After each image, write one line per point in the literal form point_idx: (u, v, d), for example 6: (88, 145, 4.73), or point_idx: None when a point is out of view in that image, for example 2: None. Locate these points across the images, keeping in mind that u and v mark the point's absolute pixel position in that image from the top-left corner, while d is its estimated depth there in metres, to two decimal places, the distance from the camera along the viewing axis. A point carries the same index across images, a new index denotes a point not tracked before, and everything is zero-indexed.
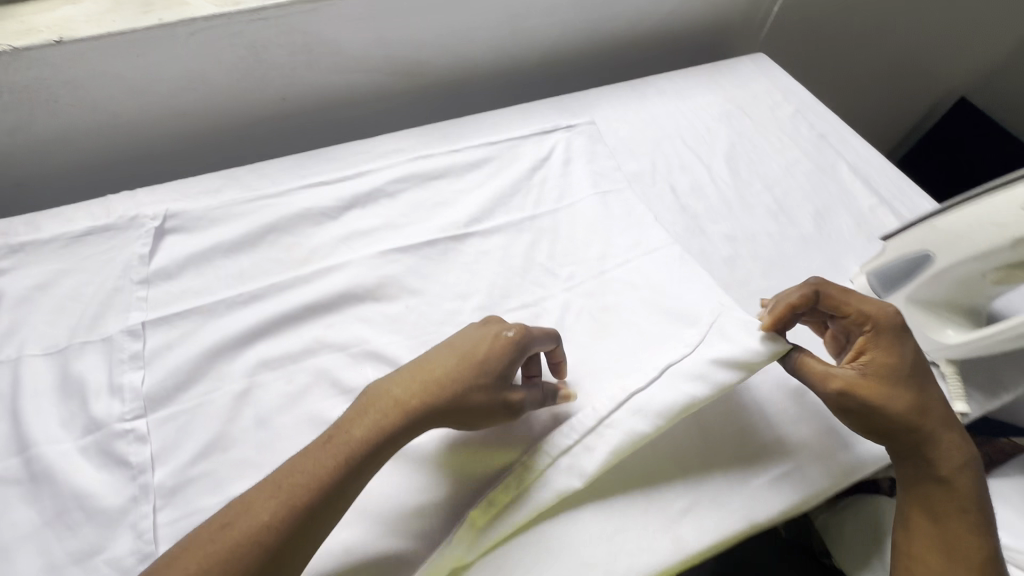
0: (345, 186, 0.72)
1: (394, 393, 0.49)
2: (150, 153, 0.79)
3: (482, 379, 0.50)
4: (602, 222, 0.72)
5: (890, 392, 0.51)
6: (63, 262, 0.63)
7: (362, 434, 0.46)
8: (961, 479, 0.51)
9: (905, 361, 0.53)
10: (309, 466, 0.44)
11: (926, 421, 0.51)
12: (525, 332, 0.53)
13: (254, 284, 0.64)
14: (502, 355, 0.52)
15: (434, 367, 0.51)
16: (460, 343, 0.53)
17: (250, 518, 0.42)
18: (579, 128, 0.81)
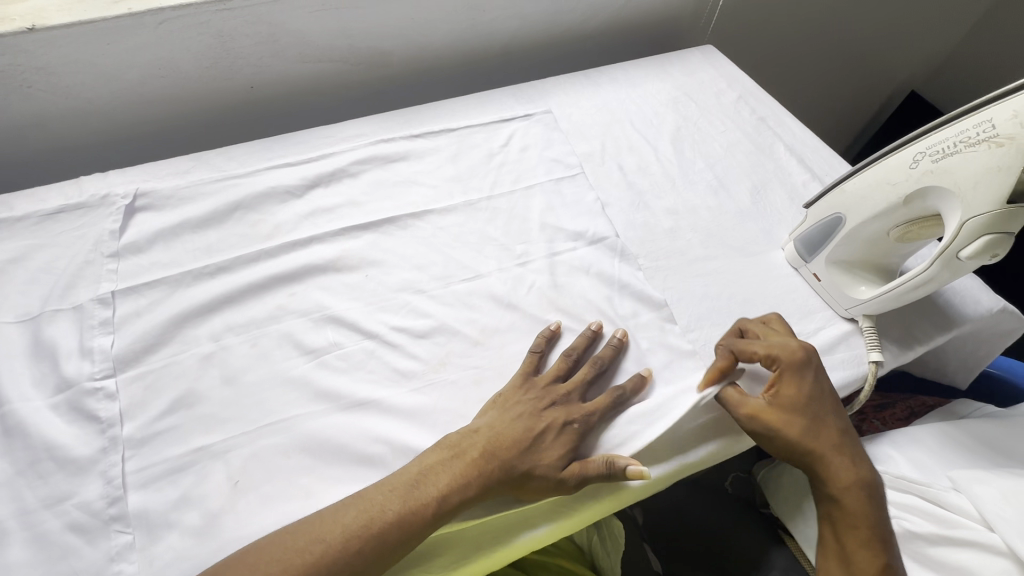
0: (310, 167, 0.76)
1: (483, 461, 0.52)
2: (123, 140, 0.83)
3: (557, 457, 0.53)
4: (552, 200, 0.77)
5: (788, 427, 0.55)
6: (35, 238, 0.67)
7: (443, 489, 0.50)
8: (858, 497, 0.55)
9: (802, 393, 0.56)
10: (406, 502, 0.49)
11: (819, 449, 0.55)
12: (588, 423, 0.56)
13: (221, 257, 0.68)
14: (574, 434, 0.55)
15: (514, 436, 0.53)
16: (537, 415, 0.55)
17: (335, 532, 0.47)
18: (535, 117, 0.87)
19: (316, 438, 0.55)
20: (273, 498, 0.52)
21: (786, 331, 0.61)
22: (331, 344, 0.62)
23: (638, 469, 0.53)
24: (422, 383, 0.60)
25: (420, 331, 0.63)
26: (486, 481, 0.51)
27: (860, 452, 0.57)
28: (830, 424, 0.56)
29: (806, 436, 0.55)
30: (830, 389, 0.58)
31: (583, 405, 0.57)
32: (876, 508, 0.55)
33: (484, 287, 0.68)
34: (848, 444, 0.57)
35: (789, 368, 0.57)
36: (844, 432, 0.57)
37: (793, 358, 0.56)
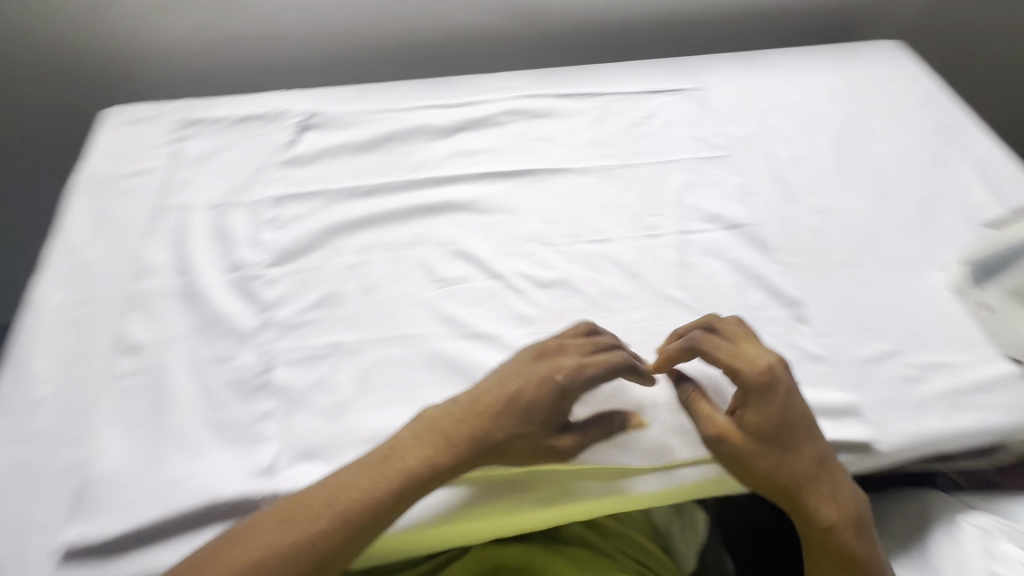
0: (460, 112, 0.80)
1: (421, 430, 0.50)
2: (301, 66, 0.90)
3: (523, 422, 0.50)
4: (692, 179, 0.75)
5: (762, 457, 0.51)
6: (226, 138, 0.76)
7: (410, 466, 0.48)
8: (850, 535, 0.51)
9: (770, 422, 0.51)
10: (367, 482, 0.47)
11: (797, 481, 0.51)
12: (575, 381, 0.52)
13: (373, 180, 0.73)
14: (558, 396, 0.51)
15: (444, 410, 0.51)
16: (478, 385, 0.53)
17: (306, 523, 0.45)
18: (685, 93, 0.84)
19: (437, 358, 0.59)
20: (393, 401, 0.57)
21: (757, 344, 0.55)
22: (459, 276, 0.65)
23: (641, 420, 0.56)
24: (539, 329, 0.62)
25: (544, 281, 0.65)
26: (444, 454, 0.49)
27: (843, 484, 0.52)
28: (807, 453, 0.51)
29: (781, 468, 0.51)
30: (805, 414, 0.52)
31: (573, 365, 0.53)
32: (861, 542, 0.51)
33: (611, 251, 0.68)
34: (831, 476, 0.52)
35: (750, 388, 0.52)
36: (827, 465, 0.52)
37: (754, 377, 0.52)
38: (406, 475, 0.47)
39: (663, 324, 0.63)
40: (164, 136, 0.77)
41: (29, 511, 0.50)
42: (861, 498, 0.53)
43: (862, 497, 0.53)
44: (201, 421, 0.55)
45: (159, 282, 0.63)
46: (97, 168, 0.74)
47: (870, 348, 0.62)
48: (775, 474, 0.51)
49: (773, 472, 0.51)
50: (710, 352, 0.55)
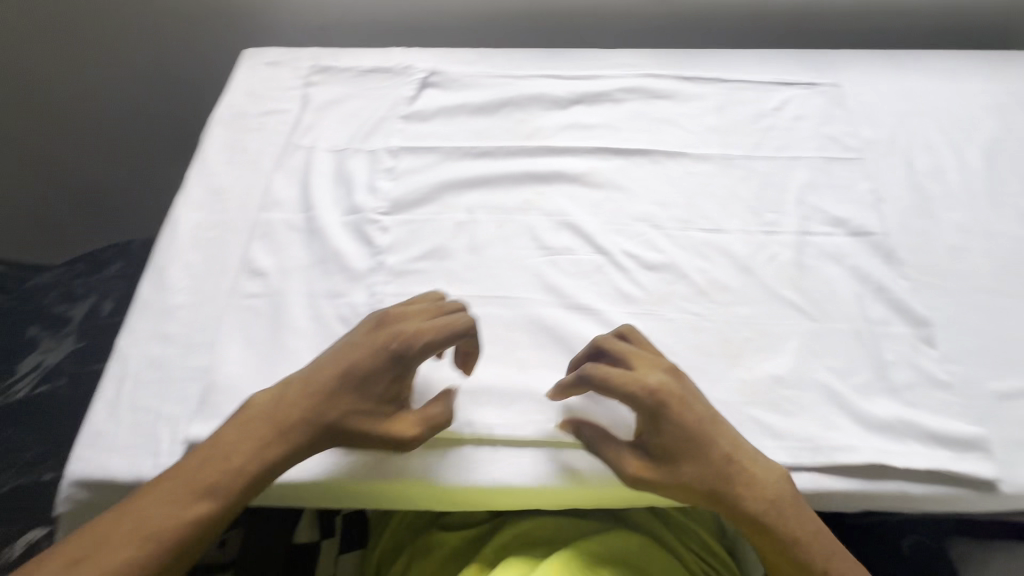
0: (578, 84, 0.79)
1: (252, 422, 0.49)
2: (423, 25, 0.91)
3: (357, 401, 0.50)
4: (818, 178, 0.71)
5: (675, 475, 0.49)
6: (351, 87, 0.79)
7: (246, 454, 0.48)
8: (782, 519, 0.49)
9: (672, 441, 0.49)
10: (209, 474, 0.47)
11: (716, 482, 0.49)
12: (407, 347, 0.51)
13: (487, 143, 0.74)
14: (395, 363, 0.51)
15: (279, 398, 0.50)
16: (314, 367, 0.52)
17: (145, 522, 0.45)
18: (820, 87, 0.79)
19: (536, 323, 0.60)
20: (489, 358, 0.58)
21: (651, 361, 0.52)
22: (565, 248, 0.65)
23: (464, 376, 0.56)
24: (640, 310, 0.61)
25: (650, 263, 0.64)
26: (283, 442, 0.49)
27: (757, 466, 0.50)
28: (715, 450, 0.49)
29: (699, 478, 0.49)
30: (699, 420, 0.50)
31: (406, 332, 0.51)
32: (797, 525, 0.49)
33: (722, 242, 0.66)
34: (745, 464, 0.50)
35: (642, 412, 0.49)
36: (731, 456, 0.50)
37: (641, 400, 0.49)
38: (250, 470, 0.48)
39: (771, 323, 0.60)
40: (295, 80, 0.81)
41: (163, 402, 0.56)
42: (781, 473, 0.51)
43: (783, 471, 0.51)
44: (312, 349, 0.58)
45: (283, 216, 0.67)
46: (234, 104, 0.79)
47: (1003, 383, 0.57)
48: (681, 482, 0.49)
49: (684, 482, 0.49)
50: (608, 374, 0.50)
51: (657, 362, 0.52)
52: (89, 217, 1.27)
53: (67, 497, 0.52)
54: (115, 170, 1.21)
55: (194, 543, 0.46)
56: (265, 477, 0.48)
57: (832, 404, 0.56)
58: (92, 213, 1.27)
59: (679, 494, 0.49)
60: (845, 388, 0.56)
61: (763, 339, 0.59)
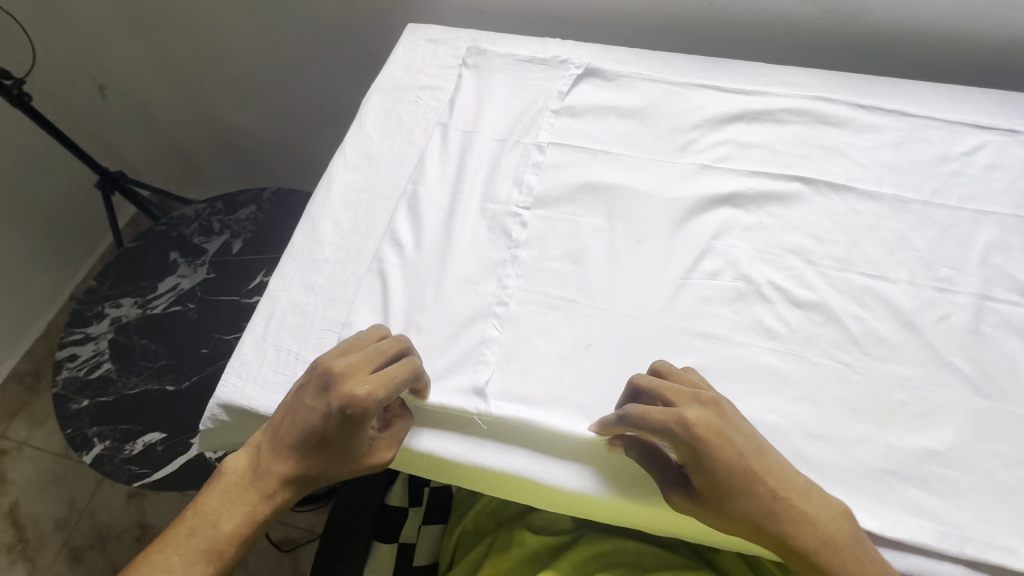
0: (740, 99, 0.75)
1: (234, 489, 0.51)
2: (582, 19, 0.91)
3: (325, 455, 0.51)
4: (1009, 240, 0.63)
5: (725, 507, 0.47)
6: (507, 75, 0.79)
7: (237, 515, 0.50)
8: (833, 560, 0.45)
9: (718, 480, 0.46)
10: (207, 538, 0.50)
11: (766, 514, 0.46)
12: (365, 410, 0.48)
13: (635, 149, 0.72)
14: (352, 423, 0.49)
15: (256, 465, 0.51)
16: (275, 426, 0.52)
17: None
18: (1022, 137, 0.70)
19: (665, 344, 0.58)
20: (611, 372, 0.57)
21: (692, 396, 0.49)
22: (706, 269, 0.62)
23: (423, 390, 0.54)
24: (782, 349, 0.57)
25: (799, 300, 0.59)
26: (265, 504, 0.51)
27: (803, 495, 0.47)
28: (762, 484, 0.47)
29: (749, 512, 0.46)
30: (740, 455, 0.47)
31: (353, 394, 0.48)
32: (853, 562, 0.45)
33: (886, 292, 0.60)
34: (792, 498, 0.47)
35: (684, 450, 0.47)
36: (778, 493, 0.47)
37: (679, 437, 0.47)
38: (238, 532, 0.50)
39: (933, 391, 0.54)
40: (454, 61, 0.83)
41: (302, 347, 0.59)
42: (840, 511, 0.47)
43: (843, 509, 0.47)
44: (439, 328, 0.59)
45: (428, 191, 0.69)
46: (393, 76, 0.82)
47: None
48: (723, 515, 0.47)
49: (726, 515, 0.47)
50: (645, 414, 0.48)
51: (695, 400, 0.49)
52: (251, 160, 1.44)
53: (212, 417, 0.57)
54: (268, 124, 1.34)
55: None
56: (257, 531, 0.51)
57: (996, 497, 0.50)
58: (255, 157, 1.44)
59: (723, 525, 0.48)
60: (1014, 481, 0.50)
61: (922, 405, 0.53)
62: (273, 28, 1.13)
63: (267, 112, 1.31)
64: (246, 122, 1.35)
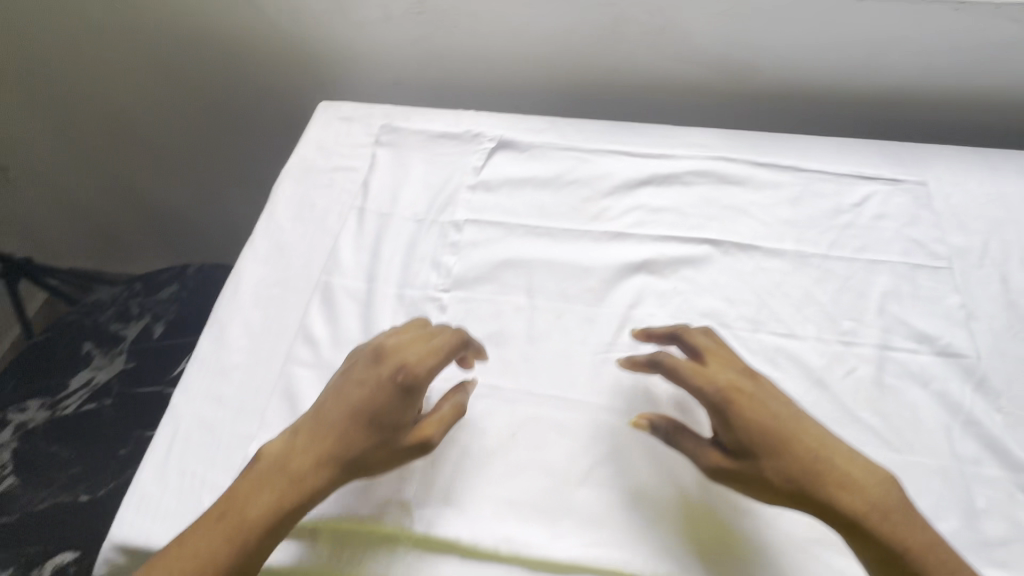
0: (648, 164, 0.78)
1: (264, 476, 0.49)
2: (496, 89, 0.94)
3: (368, 435, 0.49)
4: (901, 288, 0.66)
5: (768, 469, 0.48)
6: (421, 152, 0.79)
7: (263, 506, 0.47)
8: (885, 523, 0.46)
9: (765, 431, 0.48)
10: (223, 538, 0.46)
11: (814, 474, 0.47)
12: (417, 376, 0.50)
13: (550, 221, 0.73)
14: (404, 394, 0.50)
15: (291, 448, 0.50)
16: (320, 409, 0.51)
17: None
18: (903, 185, 0.75)
19: (589, 427, 0.57)
20: (537, 464, 0.55)
21: (728, 359, 0.54)
22: (626, 341, 0.63)
23: (474, 356, 0.58)
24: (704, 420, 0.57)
25: None
26: (298, 490, 0.48)
27: (854, 462, 0.48)
28: (806, 439, 0.49)
29: (800, 469, 0.47)
30: (784, 408, 0.50)
31: (406, 362, 0.51)
32: (909, 528, 0.46)
33: (797, 351, 0.62)
34: (843, 461, 0.48)
35: (715, 407, 0.50)
36: (828, 453, 0.48)
37: (714, 392, 0.50)
38: (262, 521, 0.47)
39: None
40: (367, 138, 0.83)
41: (209, 468, 0.55)
42: (884, 479, 0.48)
43: (889, 477, 0.48)
44: None
45: (344, 281, 0.67)
46: (306, 158, 0.81)
47: None
48: (763, 476, 0.48)
49: (765, 477, 0.48)
50: (681, 368, 0.52)
51: (734, 359, 0.54)
52: (170, 240, 1.37)
53: (105, 561, 0.52)
54: (183, 196, 1.28)
55: None
56: (280, 528, 0.47)
57: None
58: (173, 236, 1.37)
59: (761, 492, 0.48)
60: None
61: None
62: (180, 99, 1.10)
63: (181, 184, 1.26)
64: (161, 196, 1.29)
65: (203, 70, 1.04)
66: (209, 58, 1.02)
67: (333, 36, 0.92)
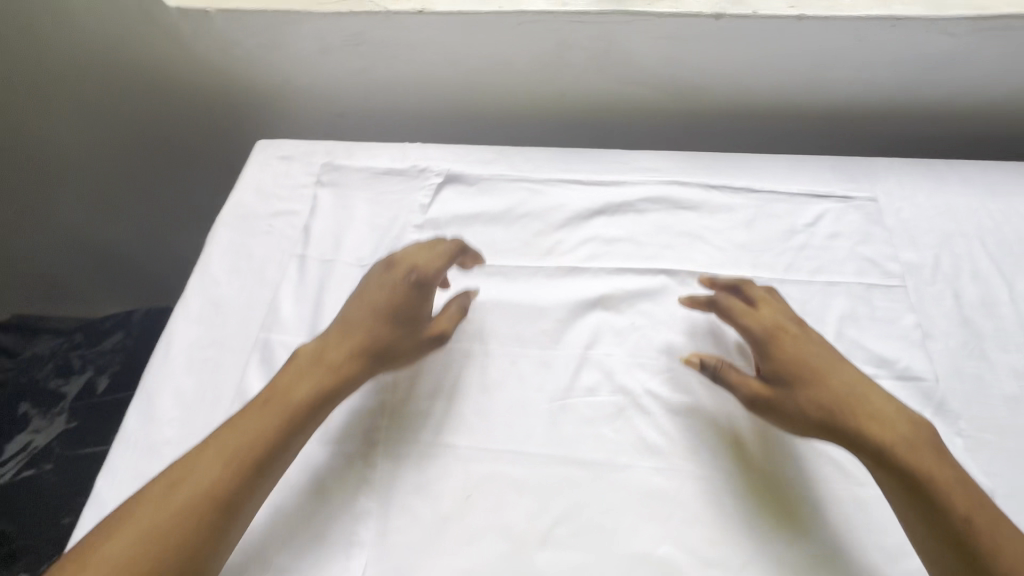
0: (600, 193, 0.76)
1: (304, 369, 0.55)
2: (445, 118, 0.92)
3: (392, 328, 0.58)
4: (858, 311, 0.66)
5: (806, 395, 0.53)
6: (365, 191, 0.76)
7: (303, 395, 0.53)
8: (915, 455, 0.50)
9: (806, 364, 0.55)
10: (264, 425, 0.50)
11: (848, 407, 0.52)
12: (428, 273, 0.61)
13: (502, 258, 0.70)
14: (418, 290, 0.60)
15: (320, 353, 0.56)
16: (346, 313, 0.59)
17: (202, 482, 0.47)
18: (855, 201, 0.75)
19: (548, 482, 0.54)
20: (494, 528, 0.52)
21: (779, 303, 0.61)
22: (584, 385, 0.60)
23: (474, 258, 0.67)
24: (666, 466, 0.55)
25: (676, 406, 0.59)
26: (332, 378, 0.54)
27: (889, 403, 0.53)
28: (843, 375, 0.55)
29: (836, 402, 0.53)
30: (823, 346, 0.57)
31: (417, 264, 0.61)
32: (938, 462, 0.50)
33: None
34: (880, 399, 0.54)
35: (761, 337, 0.57)
36: (863, 391, 0.54)
37: (761, 326, 0.58)
38: (302, 405, 0.52)
39: (810, 487, 0.54)
40: (308, 178, 0.79)
41: None
42: (917, 419, 0.53)
43: (923, 422, 0.53)
44: (302, 506, 0.54)
45: (284, 337, 0.63)
46: (242, 203, 0.76)
47: None
48: (798, 404, 0.53)
49: (799, 403, 0.53)
50: (733, 306, 0.60)
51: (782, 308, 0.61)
52: (104, 290, 1.27)
53: None
54: (116, 241, 1.18)
55: (253, 485, 0.48)
56: (315, 412, 0.53)
57: None
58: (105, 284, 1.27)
59: (798, 422, 0.53)
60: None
61: (805, 503, 0.53)
62: (109, 138, 1.01)
63: (114, 227, 1.16)
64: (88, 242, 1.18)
65: (140, 111, 0.96)
66: (139, 95, 0.94)
67: (269, 70, 0.87)
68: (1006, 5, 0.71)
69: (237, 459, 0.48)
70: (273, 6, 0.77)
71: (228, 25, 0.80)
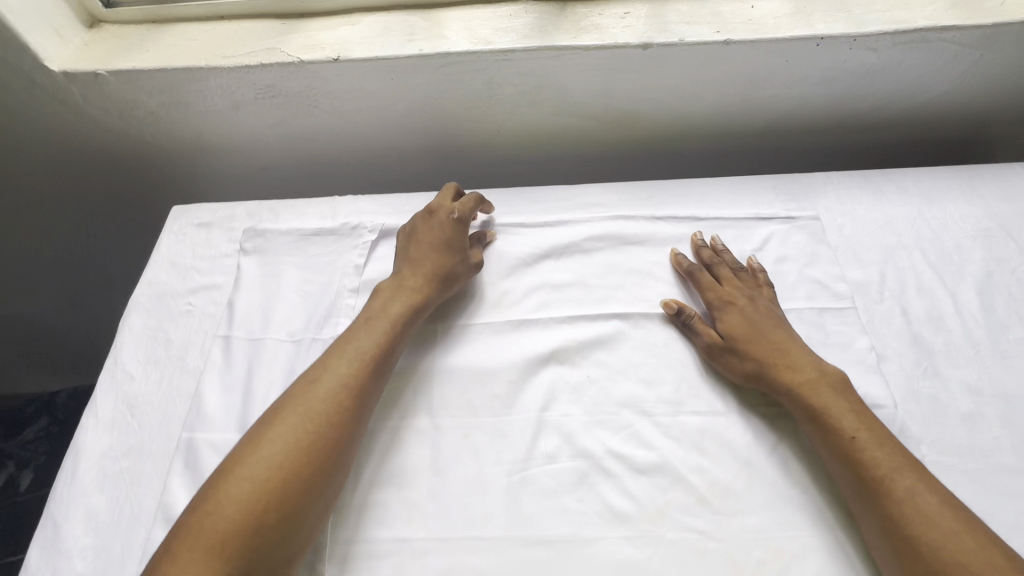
0: (544, 235, 0.73)
1: (391, 292, 0.62)
2: (379, 161, 0.87)
3: (448, 254, 0.65)
4: (812, 339, 0.65)
5: (748, 348, 0.60)
6: (294, 255, 0.70)
7: (398, 312, 0.60)
8: (813, 393, 0.56)
9: (745, 326, 0.61)
10: (373, 334, 0.57)
11: (771, 362, 0.59)
12: (467, 210, 0.68)
13: (447, 317, 0.66)
14: (459, 226, 0.67)
15: (400, 282, 0.63)
16: (406, 251, 0.66)
17: (334, 379, 0.53)
18: (799, 221, 0.74)
19: (512, 569, 0.51)
20: None
21: (744, 275, 0.67)
22: (542, 452, 0.57)
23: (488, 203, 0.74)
24: (635, 534, 0.52)
25: (640, 465, 0.56)
26: (418, 297, 0.62)
27: (806, 352, 0.60)
28: (780, 334, 0.61)
29: (763, 358, 0.59)
30: (768, 309, 0.63)
31: (454, 206, 0.68)
32: (831, 396, 0.56)
33: (720, 429, 0.58)
34: (804, 354, 0.59)
35: (717, 299, 0.65)
36: (787, 348, 0.60)
37: (717, 291, 0.65)
38: (400, 318, 0.60)
39: (785, 539, 0.52)
40: (231, 246, 0.73)
41: None
42: (829, 370, 0.58)
43: (839, 375, 0.58)
44: None
45: (209, 436, 0.57)
46: (157, 281, 0.69)
47: None
48: (737, 355, 0.60)
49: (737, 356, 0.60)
50: (700, 277, 0.67)
51: (743, 277, 0.67)
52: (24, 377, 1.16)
53: None
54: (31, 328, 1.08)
55: (372, 384, 0.55)
56: (406, 327, 0.60)
57: None
58: None
59: (733, 370, 0.60)
60: None
61: (779, 559, 0.51)
62: (1, 213, 0.90)
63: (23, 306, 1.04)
64: None
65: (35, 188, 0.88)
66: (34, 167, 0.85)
67: (178, 128, 0.81)
68: (920, 18, 0.71)
69: (358, 360, 0.55)
70: (171, 64, 0.71)
71: (124, 86, 0.73)
